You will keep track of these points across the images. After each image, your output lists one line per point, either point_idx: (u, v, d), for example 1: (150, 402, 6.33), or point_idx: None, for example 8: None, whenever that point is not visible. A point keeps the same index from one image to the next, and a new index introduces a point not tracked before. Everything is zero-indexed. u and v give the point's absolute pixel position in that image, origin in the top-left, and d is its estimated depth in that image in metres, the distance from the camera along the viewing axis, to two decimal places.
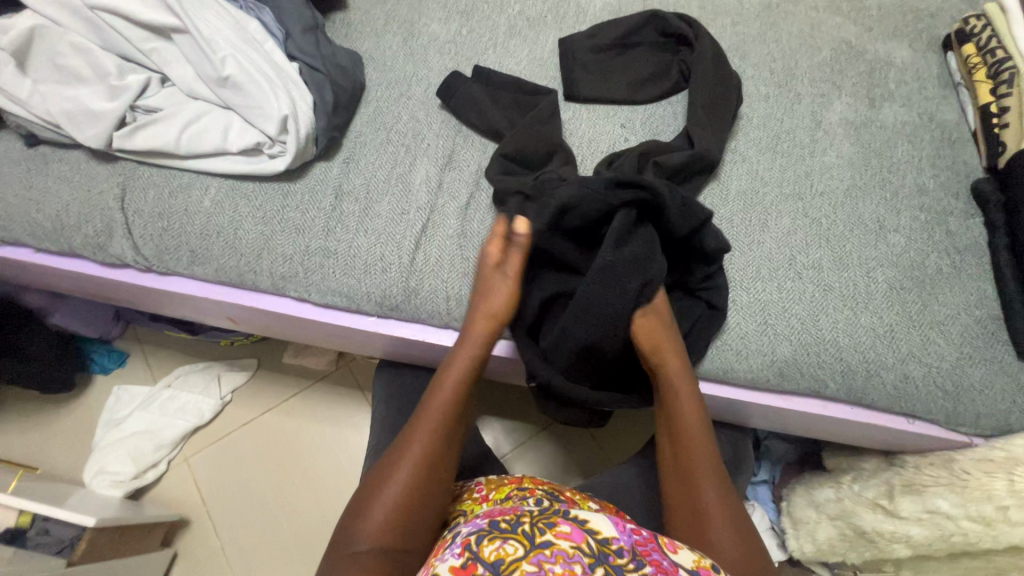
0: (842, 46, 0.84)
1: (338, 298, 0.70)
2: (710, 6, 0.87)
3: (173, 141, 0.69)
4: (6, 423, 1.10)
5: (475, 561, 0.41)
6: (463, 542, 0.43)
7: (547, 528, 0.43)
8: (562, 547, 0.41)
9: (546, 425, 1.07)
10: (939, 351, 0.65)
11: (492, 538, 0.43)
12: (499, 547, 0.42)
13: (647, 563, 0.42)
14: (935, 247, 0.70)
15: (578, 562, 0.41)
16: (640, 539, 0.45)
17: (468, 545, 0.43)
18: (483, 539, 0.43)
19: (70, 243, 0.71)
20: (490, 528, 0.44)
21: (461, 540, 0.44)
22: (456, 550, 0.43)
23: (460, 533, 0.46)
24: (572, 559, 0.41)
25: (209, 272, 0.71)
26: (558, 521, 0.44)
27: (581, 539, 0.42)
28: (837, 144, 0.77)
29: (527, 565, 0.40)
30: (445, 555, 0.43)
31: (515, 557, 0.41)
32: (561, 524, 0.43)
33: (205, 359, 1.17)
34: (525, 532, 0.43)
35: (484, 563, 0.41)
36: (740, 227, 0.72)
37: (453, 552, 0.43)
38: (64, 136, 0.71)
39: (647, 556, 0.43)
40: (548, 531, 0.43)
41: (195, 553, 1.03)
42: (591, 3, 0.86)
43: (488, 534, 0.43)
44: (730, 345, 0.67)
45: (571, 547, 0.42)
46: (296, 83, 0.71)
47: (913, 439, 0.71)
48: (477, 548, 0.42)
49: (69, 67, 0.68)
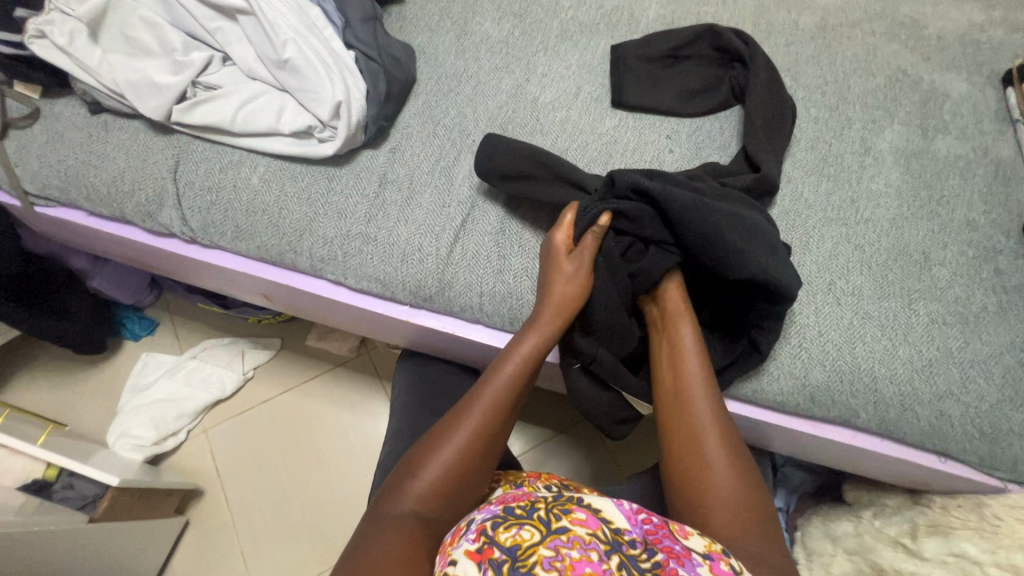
0: (898, 74, 0.83)
1: (373, 284, 0.71)
2: (765, 24, 0.87)
3: (229, 119, 0.71)
4: (40, 378, 1.14)
5: (492, 546, 0.42)
6: (478, 527, 0.44)
7: (563, 515, 0.45)
8: (578, 533, 0.43)
9: (562, 429, 1.07)
10: (979, 391, 0.64)
11: (507, 525, 0.43)
12: (515, 534, 0.43)
13: (659, 550, 0.45)
14: (981, 284, 0.69)
15: (595, 548, 0.42)
16: (650, 527, 0.47)
17: (483, 531, 0.44)
18: (498, 525, 0.44)
19: (122, 209, 0.74)
20: (505, 514, 0.45)
21: (476, 526, 0.44)
22: (472, 535, 0.44)
23: (474, 519, 0.47)
24: (589, 546, 0.42)
25: (251, 248, 0.73)
26: (573, 508, 0.46)
27: (596, 526, 0.44)
28: (886, 172, 0.76)
29: (544, 550, 0.41)
30: (461, 541, 0.44)
31: (532, 542, 0.42)
32: (577, 511, 0.45)
33: (232, 334, 1.19)
34: (542, 518, 0.44)
35: (501, 547, 0.42)
36: None
37: (469, 537, 0.44)
38: (126, 106, 0.73)
39: (658, 543, 0.46)
40: (564, 518, 0.44)
41: (207, 524, 1.05)
42: (644, 14, 0.87)
43: (504, 521, 0.44)
44: (770, 366, 0.66)
45: (588, 533, 0.43)
46: (351, 71, 0.72)
47: (941, 479, 0.69)
48: (494, 534, 0.43)
49: (138, 40, 0.71)
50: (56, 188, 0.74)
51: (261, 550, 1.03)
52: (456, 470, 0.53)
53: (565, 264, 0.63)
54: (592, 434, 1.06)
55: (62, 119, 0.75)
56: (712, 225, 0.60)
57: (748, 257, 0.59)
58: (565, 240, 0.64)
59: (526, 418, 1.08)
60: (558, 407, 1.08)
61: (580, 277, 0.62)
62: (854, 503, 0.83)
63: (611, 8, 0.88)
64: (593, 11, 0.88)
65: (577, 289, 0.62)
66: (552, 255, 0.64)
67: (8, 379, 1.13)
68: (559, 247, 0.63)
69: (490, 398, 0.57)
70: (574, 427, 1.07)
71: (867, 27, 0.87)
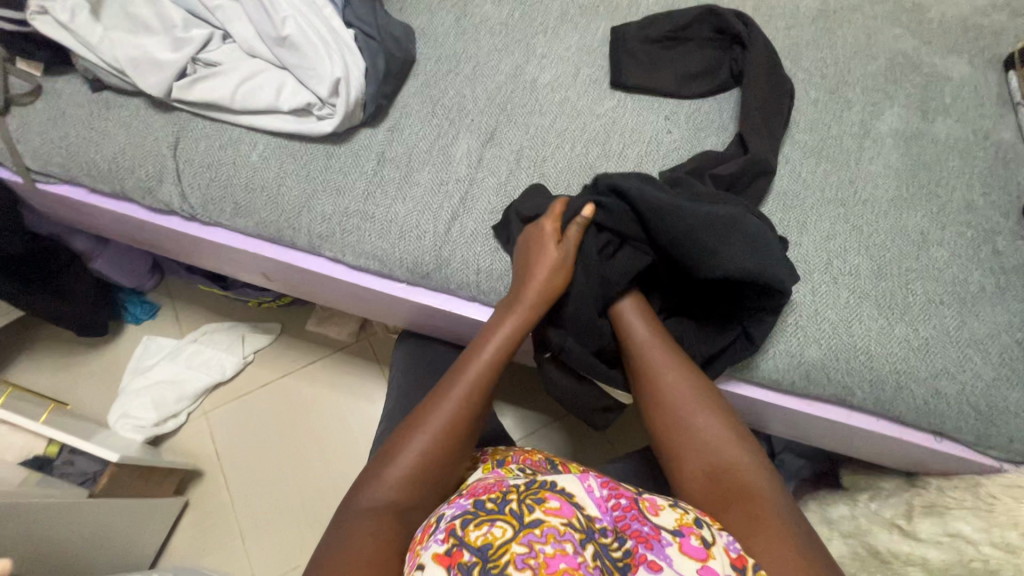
0: (899, 57, 0.83)
1: (371, 262, 0.71)
2: (766, 7, 0.87)
3: (229, 96, 0.71)
4: (42, 359, 1.15)
5: (462, 549, 0.42)
6: (447, 526, 0.44)
7: (535, 506, 0.44)
8: (552, 525, 0.43)
9: (561, 415, 1.07)
10: (975, 369, 0.63)
11: (478, 523, 0.44)
12: (487, 531, 0.43)
13: (629, 537, 0.45)
14: (979, 265, 0.68)
15: (568, 540, 0.42)
16: (619, 514, 0.47)
17: (452, 530, 0.44)
18: (468, 524, 0.44)
19: (123, 185, 0.74)
20: (476, 510, 0.45)
21: (444, 526, 0.44)
22: (440, 536, 0.44)
23: (443, 514, 0.47)
24: (563, 539, 0.42)
25: (250, 225, 0.73)
26: (545, 496, 0.45)
27: (570, 515, 0.44)
28: (885, 154, 0.76)
29: (517, 548, 0.42)
30: (429, 540, 0.45)
31: (504, 540, 0.42)
32: (549, 499, 0.45)
33: (233, 319, 1.20)
34: (513, 511, 0.44)
35: (473, 547, 0.42)
36: (778, 227, 0.71)
37: (437, 538, 0.44)
38: (127, 83, 0.74)
39: (627, 530, 0.46)
40: (536, 509, 0.44)
41: (205, 505, 1.06)
42: None
43: (475, 518, 0.44)
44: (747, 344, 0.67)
45: (561, 523, 0.43)
46: (351, 49, 0.72)
47: (936, 459, 0.69)
48: (463, 534, 0.43)
49: (140, 17, 0.71)
50: (57, 165, 0.75)
51: (259, 531, 1.04)
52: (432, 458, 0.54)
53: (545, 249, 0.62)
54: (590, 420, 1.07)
55: (63, 96, 0.76)
56: (682, 220, 0.59)
57: (723, 251, 0.58)
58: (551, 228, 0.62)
59: (524, 404, 1.08)
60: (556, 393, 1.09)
61: (560, 263, 0.61)
62: (851, 487, 0.84)
63: None
64: None
65: (557, 276, 0.61)
66: (536, 241, 0.62)
67: (11, 360, 1.14)
68: (545, 236, 0.62)
69: (465, 387, 0.57)
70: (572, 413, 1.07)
71: (868, 11, 0.87)
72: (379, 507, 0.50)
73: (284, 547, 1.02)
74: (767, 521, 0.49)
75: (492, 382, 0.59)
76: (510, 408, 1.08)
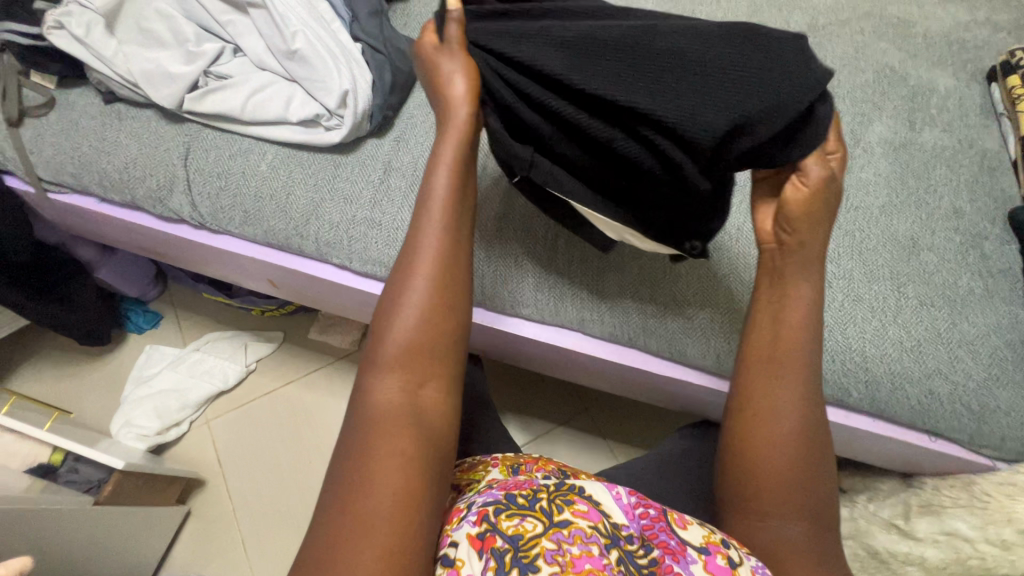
0: (886, 70, 0.86)
1: (377, 268, 0.73)
2: (758, 23, 0.90)
3: (239, 107, 0.73)
4: (44, 368, 1.15)
5: (494, 535, 0.44)
6: (480, 511, 0.46)
7: (565, 506, 0.46)
8: (580, 527, 0.45)
9: (562, 421, 1.08)
10: (966, 369, 0.65)
11: (509, 514, 0.45)
12: (518, 524, 0.44)
13: (655, 546, 0.47)
14: (967, 268, 0.71)
15: (595, 542, 0.44)
16: (647, 522, 0.49)
17: (484, 516, 0.45)
18: (500, 512, 0.45)
19: (134, 194, 0.76)
20: (508, 501, 0.46)
21: (478, 509, 0.46)
22: (473, 518, 0.45)
23: (474, 502, 0.48)
24: (590, 540, 0.44)
25: (258, 233, 0.75)
26: (574, 499, 0.47)
27: (596, 519, 0.46)
28: (875, 162, 0.78)
29: (547, 543, 0.43)
30: (461, 523, 0.46)
31: (535, 534, 0.44)
32: (578, 502, 0.47)
33: (236, 327, 1.21)
34: (543, 508, 0.46)
35: (503, 536, 0.44)
36: None
37: (470, 520, 0.45)
38: (139, 95, 0.76)
39: (654, 540, 0.47)
40: (566, 510, 0.46)
41: (207, 513, 1.06)
42: (641, 12, 0.90)
43: (507, 508, 0.45)
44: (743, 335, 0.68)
45: (588, 526, 0.45)
46: (358, 63, 0.75)
47: (932, 459, 0.71)
48: (496, 521, 0.44)
49: (153, 31, 0.73)
50: (69, 174, 0.76)
51: (262, 539, 1.03)
52: (424, 337, 0.53)
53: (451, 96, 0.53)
54: (591, 425, 1.08)
55: (76, 108, 0.78)
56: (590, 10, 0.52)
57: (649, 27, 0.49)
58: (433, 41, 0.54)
59: (526, 411, 1.09)
60: (557, 399, 1.10)
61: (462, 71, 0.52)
62: (849, 489, 0.85)
63: None
64: None
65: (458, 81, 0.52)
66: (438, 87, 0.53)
67: (13, 369, 1.14)
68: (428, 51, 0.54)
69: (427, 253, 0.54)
70: (573, 419, 1.08)
71: (855, 26, 0.90)
72: (384, 406, 0.50)
73: (287, 555, 1.02)
74: (801, 555, 0.51)
75: (457, 227, 0.55)
76: (511, 415, 1.09)
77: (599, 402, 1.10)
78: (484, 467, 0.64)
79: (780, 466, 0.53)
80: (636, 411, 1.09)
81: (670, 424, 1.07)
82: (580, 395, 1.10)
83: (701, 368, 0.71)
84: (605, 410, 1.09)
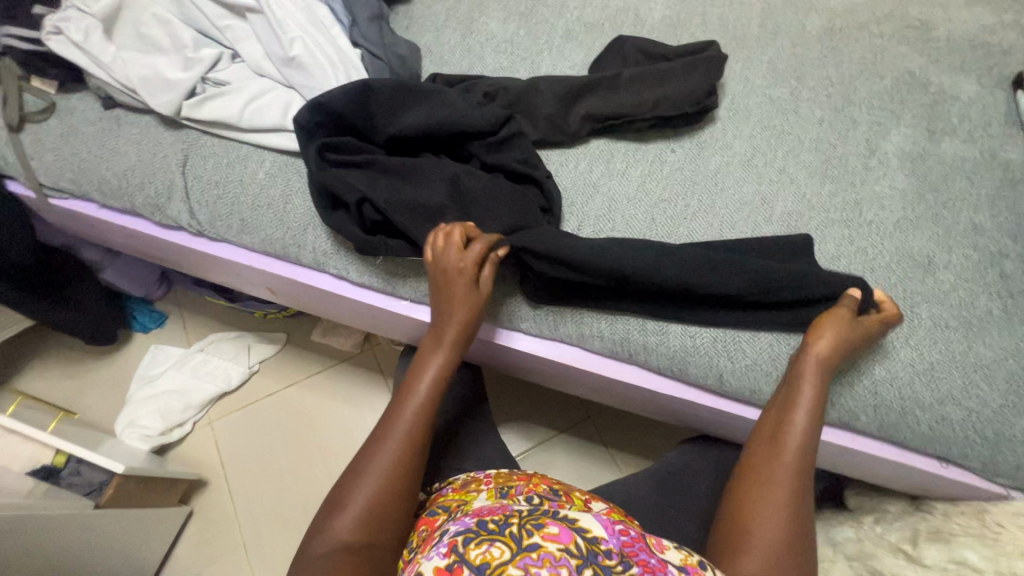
0: (905, 76, 0.83)
1: (375, 279, 0.72)
2: (771, 26, 0.87)
3: (236, 114, 0.72)
4: (52, 367, 1.17)
5: (462, 565, 0.42)
6: (451, 542, 0.45)
7: (534, 531, 0.44)
8: (548, 550, 0.42)
9: (563, 429, 1.07)
10: (981, 396, 0.63)
11: (478, 542, 0.44)
12: (485, 551, 0.43)
13: (636, 564, 0.43)
14: (985, 288, 0.68)
15: (564, 565, 0.41)
16: (627, 540, 0.46)
17: (455, 547, 0.44)
18: (469, 542, 0.44)
19: (133, 201, 0.75)
20: (478, 529, 0.45)
21: (449, 541, 0.45)
22: (444, 549, 0.44)
23: (449, 530, 0.47)
24: (558, 562, 0.41)
25: (256, 242, 0.74)
26: (545, 522, 0.45)
27: (568, 540, 0.43)
28: (891, 174, 0.75)
29: (512, 569, 0.41)
30: (433, 552, 0.45)
31: (502, 561, 0.42)
32: (548, 525, 0.44)
33: (239, 329, 1.21)
34: (513, 534, 0.44)
35: (470, 566, 0.42)
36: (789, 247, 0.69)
37: (441, 551, 0.44)
38: (138, 101, 0.75)
39: (634, 556, 0.44)
40: (535, 534, 0.44)
41: (209, 514, 1.06)
42: (650, 15, 0.87)
43: (476, 537, 0.44)
44: (749, 360, 0.66)
45: (558, 549, 0.42)
46: (357, 69, 0.73)
47: (943, 484, 0.68)
48: (463, 551, 0.43)
49: (151, 37, 0.73)
50: (69, 181, 0.76)
51: (263, 542, 1.04)
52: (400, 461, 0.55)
53: (460, 280, 0.61)
54: (592, 434, 1.06)
55: (76, 113, 0.77)
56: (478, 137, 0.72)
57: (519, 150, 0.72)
58: (478, 252, 0.61)
59: (526, 418, 1.08)
60: (558, 406, 1.09)
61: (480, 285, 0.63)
62: (855, 509, 0.83)
63: (616, 9, 0.88)
64: (599, 11, 0.88)
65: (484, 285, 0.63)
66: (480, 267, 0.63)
67: (22, 367, 1.16)
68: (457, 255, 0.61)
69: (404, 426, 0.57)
70: (574, 428, 1.07)
71: (874, 29, 0.87)
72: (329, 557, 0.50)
73: (287, 558, 1.02)
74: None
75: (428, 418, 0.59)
76: (512, 422, 1.08)
77: (601, 410, 1.08)
78: (478, 486, 0.63)
79: (771, 522, 0.52)
80: (638, 420, 1.07)
81: (672, 434, 1.05)
82: (582, 403, 1.09)
83: (696, 384, 0.69)
84: (606, 418, 1.08)
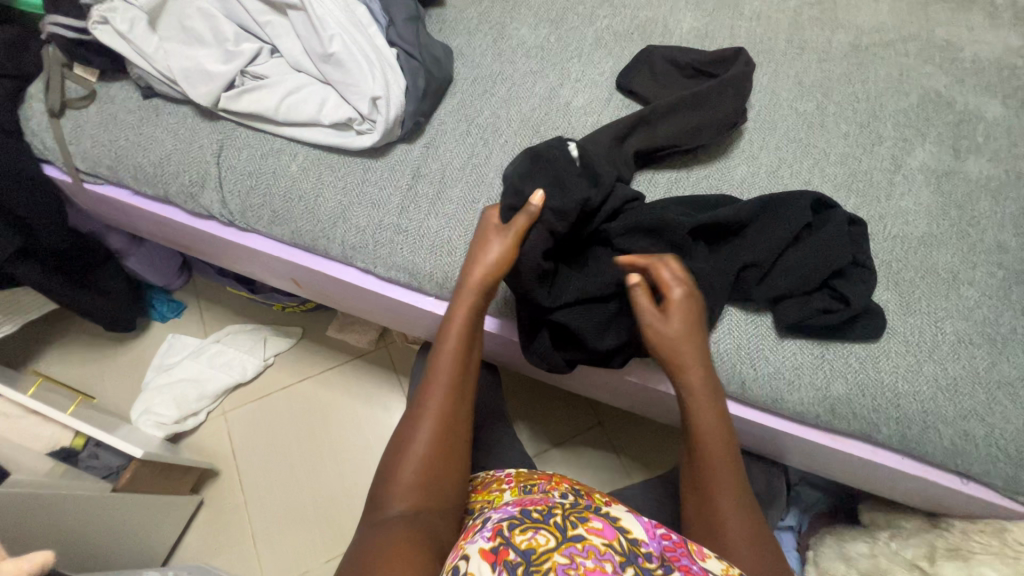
0: (930, 95, 0.83)
1: (401, 274, 0.72)
2: (798, 41, 0.88)
3: (273, 107, 0.74)
4: (70, 351, 1.18)
5: (507, 548, 0.42)
6: (495, 527, 0.44)
7: (579, 523, 0.44)
8: (593, 543, 0.42)
9: (574, 434, 1.07)
10: (1004, 413, 0.63)
11: (523, 528, 0.44)
12: (531, 537, 0.43)
13: (676, 568, 0.43)
14: (1010, 306, 0.68)
15: (608, 560, 0.42)
16: (670, 545, 0.46)
17: (499, 531, 0.44)
18: (514, 527, 0.44)
19: (167, 188, 0.77)
20: (522, 517, 0.45)
21: (493, 525, 0.45)
22: (487, 534, 0.44)
23: (489, 519, 0.47)
24: (603, 556, 0.42)
25: (286, 233, 0.75)
26: (590, 517, 0.45)
27: (612, 537, 0.44)
28: (915, 191, 0.76)
29: (558, 557, 0.41)
30: (476, 538, 0.45)
31: (547, 548, 0.42)
32: (593, 520, 0.45)
33: (256, 321, 1.22)
34: (557, 523, 0.44)
35: (516, 549, 0.42)
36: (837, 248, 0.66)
37: (485, 536, 0.44)
38: (177, 92, 0.77)
39: (676, 561, 0.44)
40: (580, 526, 0.44)
41: (219, 505, 1.07)
42: (678, 27, 0.89)
43: (521, 522, 0.44)
44: (782, 374, 0.66)
45: (603, 543, 0.43)
46: (393, 68, 0.75)
47: (962, 502, 0.68)
48: (510, 535, 0.43)
49: (194, 30, 0.75)
50: (105, 166, 0.78)
51: (272, 534, 1.04)
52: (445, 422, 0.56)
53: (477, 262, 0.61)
54: (603, 439, 1.06)
55: (116, 101, 0.79)
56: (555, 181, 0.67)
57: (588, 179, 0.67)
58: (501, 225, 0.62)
59: (539, 421, 1.08)
60: (571, 411, 1.09)
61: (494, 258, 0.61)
62: (870, 524, 0.82)
63: (645, 19, 0.90)
64: (628, 21, 0.89)
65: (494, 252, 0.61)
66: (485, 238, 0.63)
67: (41, 350, 1.17)
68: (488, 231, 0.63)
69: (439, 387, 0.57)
70: (586, 433, 1.07)
71: (900, 47, 0.88)
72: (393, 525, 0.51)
73: (294, 553, 1.02)
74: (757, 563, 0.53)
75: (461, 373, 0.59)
76: (523, 424, 1.08)
77: (613, 417, 1.08)
78: (498, 487, 0.63)
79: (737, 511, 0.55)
80: (650, 427, 1.07)
81: None
82: (595, 408, 1.09)
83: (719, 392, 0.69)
84: (619, 425, 1.08)
